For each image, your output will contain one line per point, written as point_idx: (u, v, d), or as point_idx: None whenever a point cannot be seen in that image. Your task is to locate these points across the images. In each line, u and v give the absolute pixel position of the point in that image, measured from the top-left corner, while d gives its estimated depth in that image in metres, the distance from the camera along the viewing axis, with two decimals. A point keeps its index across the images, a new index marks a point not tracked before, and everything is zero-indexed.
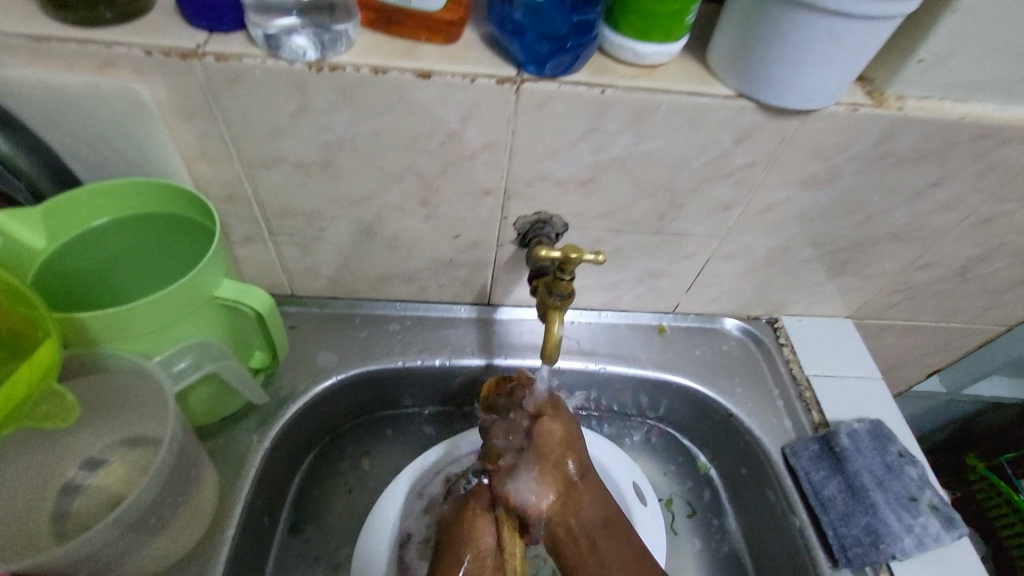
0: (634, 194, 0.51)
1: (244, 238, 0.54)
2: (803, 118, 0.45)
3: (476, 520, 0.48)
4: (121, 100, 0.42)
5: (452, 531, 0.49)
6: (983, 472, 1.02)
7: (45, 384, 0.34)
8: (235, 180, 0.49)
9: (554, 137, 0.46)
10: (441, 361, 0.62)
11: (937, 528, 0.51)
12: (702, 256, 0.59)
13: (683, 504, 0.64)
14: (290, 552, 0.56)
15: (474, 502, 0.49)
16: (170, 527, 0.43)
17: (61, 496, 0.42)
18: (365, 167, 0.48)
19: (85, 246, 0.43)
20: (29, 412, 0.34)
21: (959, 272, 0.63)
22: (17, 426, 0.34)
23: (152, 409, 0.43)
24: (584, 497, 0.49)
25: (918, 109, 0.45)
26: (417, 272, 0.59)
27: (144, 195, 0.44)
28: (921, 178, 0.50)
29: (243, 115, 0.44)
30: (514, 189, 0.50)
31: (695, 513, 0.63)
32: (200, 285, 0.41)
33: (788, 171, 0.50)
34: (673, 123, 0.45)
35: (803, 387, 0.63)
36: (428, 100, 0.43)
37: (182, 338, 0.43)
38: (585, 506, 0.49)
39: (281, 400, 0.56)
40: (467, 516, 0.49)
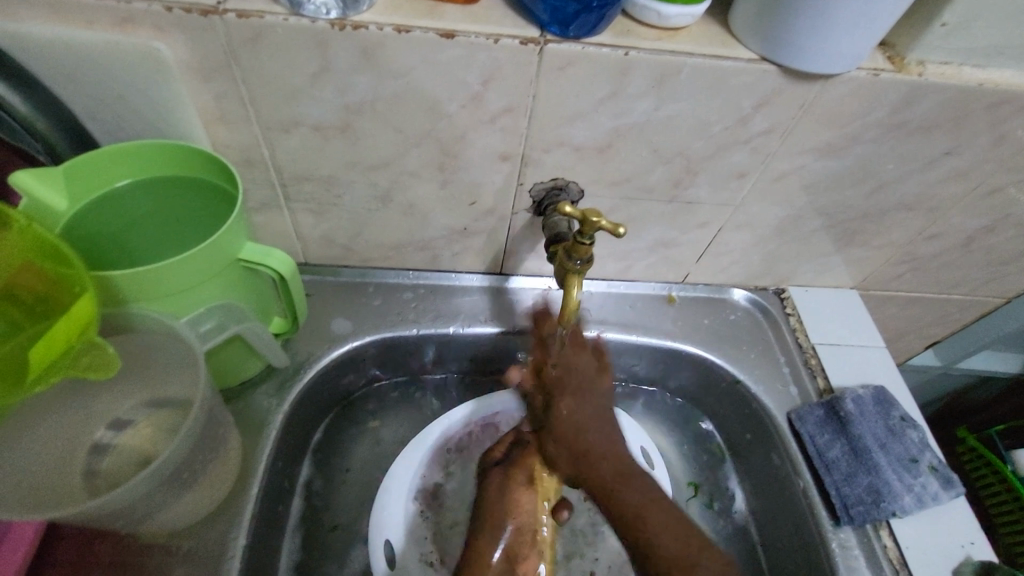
0: (651, 161, 0.51)
1: (260, 204, 0.54)
2: (824, 83, 0.45)
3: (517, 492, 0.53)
4: (140, 59, 0.41)
5: (494, 501, 0.53)
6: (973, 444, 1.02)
7: (84, 336, 0.36)
8: (252, 144, 0.48)
9: (575, 101, 0.46)
10: (454, 328, 0.62)
11: (936, 487, 0.53)
12: (714, 225, 0.59)
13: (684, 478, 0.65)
14: (308, 513, 0.57)
15: (516, 477, 0.54)
16: (198, 483, 0.44)
17: (91, 455, 0.43)
18: (384, 132, 0.48)
19: (106, 208, 0.43)
20: (73, 363, 0.36)
21: (965, 242, 0.64)
22: (63, 376, 0.36)
23: (180, 369, 0.44)
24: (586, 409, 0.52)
25: (939, 75, 0.45)
26: (431, 239, 0.59)
27: (164, 157, 0.44)
28: (935, 147, 0.51)
29: (262, 75, 0.43)
30: (532, 155, 0.50)
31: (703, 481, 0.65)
32: (225, 246, 0.41)
33: (805, 139, 0.50)
34: (695, 87, 0.45)
35: (809, 355, 0.64)
36: (450, 61, 0.43)
37: (207, 299, 0.43)
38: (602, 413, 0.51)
39: (298, 365, 0.57)
40: (511, 487, 0.54)
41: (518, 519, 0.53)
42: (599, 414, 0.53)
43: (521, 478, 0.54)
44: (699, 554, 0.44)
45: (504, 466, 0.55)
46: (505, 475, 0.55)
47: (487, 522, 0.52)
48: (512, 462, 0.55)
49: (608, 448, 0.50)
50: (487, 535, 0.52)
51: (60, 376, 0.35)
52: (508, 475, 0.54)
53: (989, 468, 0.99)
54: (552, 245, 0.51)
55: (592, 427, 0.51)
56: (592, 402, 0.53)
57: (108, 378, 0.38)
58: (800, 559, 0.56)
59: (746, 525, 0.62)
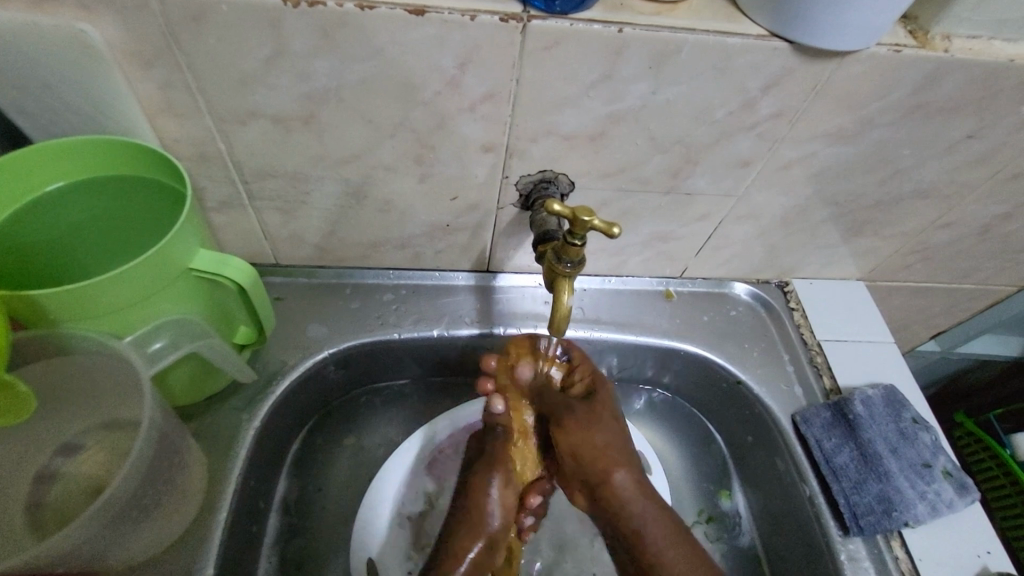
0: (648, 150, 0.47)
1: (220, 203, 0.49)
2: (839, 62, 0.41)
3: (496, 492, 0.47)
4: (67, 43, 0.36)
5: (472, 505, 0.47)
6: (971, 429, 0.99)
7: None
8: (206, 138, 0.43)
9: (564, 85, 0.41)
10: (438, 331, 0.58)
11: (951, 494, 0.50)
12: (716, 217, 0.55)
13: (693, 506, 0.61)
14: (286, 536, 0.54)
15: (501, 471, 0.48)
16: (156, 514, 0.41)
17: (34, 486, 0.39)
18: (352, 122, 0.43)
19: (38, 214, 0.39)
20: None
21: (980, 230, 0.60)
22: None
23: (128, 392, 0.40)
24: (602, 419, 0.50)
25: (965, 51, 0.41)
26: (411, 237, 0.55)
27: (103, 156, 0.39)
28: (956, 130, 0.47)
29: (209, 60, 0.38)
30: (517, 145, 0.46)
31: (702, 487, 0.62)
32: (172, 256, 0.37)
33: (816, 124, 0.45)
34: (696, 67, 0.40)
35: (815, 352, 0.61)
36: (422, 41, 0.38)
37: (156, 314, 0.39)
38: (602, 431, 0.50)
39: (270, 376, 0.53)
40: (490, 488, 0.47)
41: (504, 518, 0.47)
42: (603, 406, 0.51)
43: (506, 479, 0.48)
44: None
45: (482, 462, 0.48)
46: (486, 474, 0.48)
47: (456, 527, 0.46)
48: (487, 460, 0.49)
49: (630, 484, 0.49)
50: (456, 552, 0.45)
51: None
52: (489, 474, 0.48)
53: (990, 457, 0.95)
54: (539, 244, 0.47)
55: (602, 451, 0.49)
56: (602, 426, 0.50)
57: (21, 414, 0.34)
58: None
59: (749, 535, 0.59)
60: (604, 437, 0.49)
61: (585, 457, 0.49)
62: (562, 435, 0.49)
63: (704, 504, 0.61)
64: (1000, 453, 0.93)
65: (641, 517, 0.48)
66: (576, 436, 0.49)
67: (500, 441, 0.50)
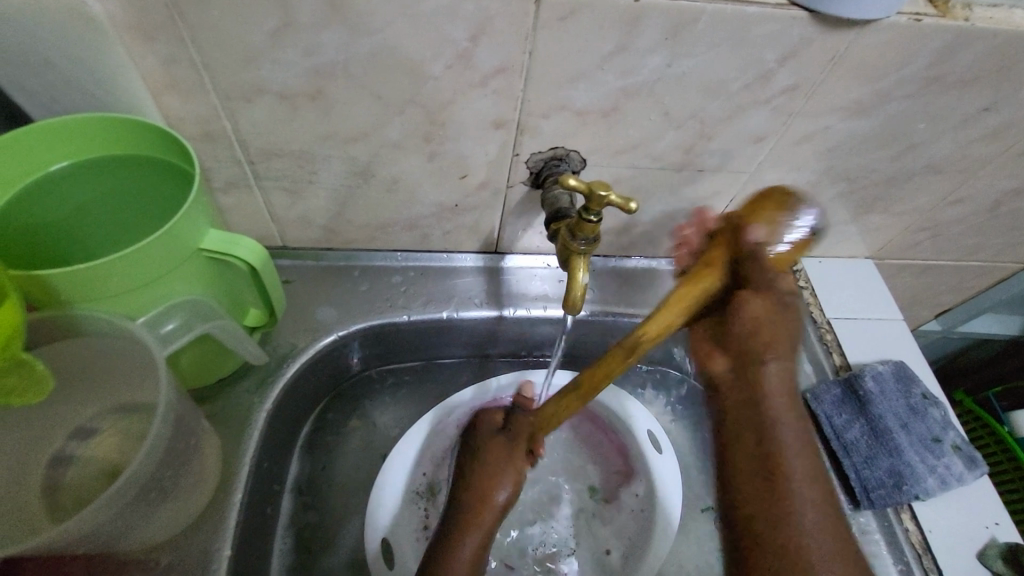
0: (661, 126, 0.46)
1: (226, 184, 0.48)
2: (859, 32, 0.40)
3: (494, 478, 0.49)
4: (68, 17, 0.35)
5: (480, 491, 0.49)
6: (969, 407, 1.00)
7: (12, 351, 0.30)
8: (211, 116, 0.42)
9: (577, 58, 0.40)
10: (447, 313, 0.58)
11: (960, 468, 0.51)
12: (728, 194, 0.54)
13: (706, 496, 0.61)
14: (300, 518, 0.54)
15: (507, 467, 0.50)
16: (172, 497, 0.41)
17: (50, 469, 0.39)
18: (361, 98, 0.42)
19: (45, 193, 0.38)
20: None
21: (990, 207, 0.60)
22: None
23: (142, 374, 0.39)
24: (791, 321, 0.45)
25: (986, 20, 0.40)
26: (420, 218, 0.54)
27: (108, 135, 0.39)
28: (972, 103, 0.46)
29: (215, 34, 0.37)
30: (528, 122, 0.45)
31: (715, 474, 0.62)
32: (182, 236, 0.36)
33: (831, 97, 0.45)
34: (713, 39, 0.40)
35: (825, 330, 0.61)
36: (432, 11, 0.37)
37: (168, 295, 0.38)
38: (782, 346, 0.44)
39: (280, 359, 0.53)
40: (501, 469, 0.50)
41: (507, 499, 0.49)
42: (775, 315, 0.45)
43: (513, 468, 0.50)
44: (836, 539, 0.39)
45: (477, 448, 0.51)
46: (507, 457, 0.50)
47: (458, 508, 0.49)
48: (483, 450, 0.51)
49: (782, 377, 0.44)
50: (460, 534, 0.47)
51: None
52: (502, 462, 0.50)
53: (988, 433, 0.94)
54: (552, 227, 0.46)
55: (773, 330, 0.44)
56: (772, 308, 0.45)
57: (33, 398, 0.33)
58: None
59: None
60: (780, 326, 0.45)
61: (759, 334, 0.44)
62: (752, 304, 0.44)
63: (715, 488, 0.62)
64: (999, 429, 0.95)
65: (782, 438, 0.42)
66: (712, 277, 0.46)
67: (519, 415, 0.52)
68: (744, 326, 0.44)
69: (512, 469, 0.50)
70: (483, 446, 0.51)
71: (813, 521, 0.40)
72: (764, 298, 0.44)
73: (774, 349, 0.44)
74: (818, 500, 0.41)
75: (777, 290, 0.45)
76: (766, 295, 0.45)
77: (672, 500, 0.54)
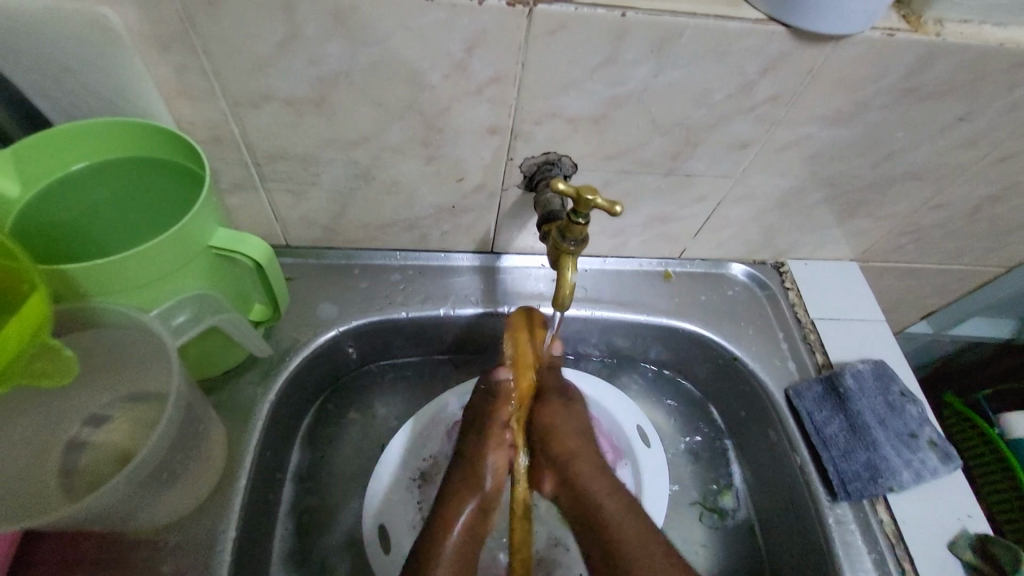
0: (649, 132, 0.48)
1: (233, 185, 0.50)
2: (835, 45, 0.42)
3: (476, 481, 0.53)
4: (88, 28, 0.37)
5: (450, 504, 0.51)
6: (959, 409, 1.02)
7: (40, 337, 0.32)
8: (220, 121, 0.45)
9: (567, 68, 0.42)
10: (444, 310, 0.60)
11: (934, 462, 0.53)
12: (715, 198, 0.56)
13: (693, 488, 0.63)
14: (301, 505, 0.56)
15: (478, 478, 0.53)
16: (181, 480, 0.43)
17: (66, 452, 0.41)
18: (362, 105, 0.44)
19: (65, 193, 0.40)
20: (24, 368, 0.32)
21: (970, 212, 0.62)
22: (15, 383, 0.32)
23: (154, 364, 0.42)
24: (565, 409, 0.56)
25: (957, 35, 0.42)
26: (418, 219, 0.56)
27: (123, 138, 0.41)
28: (947, 113, 0.48)
29: (225, 44, 0.39)
30: (521, 128, 0.47)
31: (705, 471, 0.64)
32: (194, 234, 0.38)
33: (811, 106, 0.47)
34: (696, 51, 0.42)
35: (808, 330, 0.63)
36: (430, 24, 0.39)
37: (179, 290, 0.40)
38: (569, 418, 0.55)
39: (283, 353, 0.55)
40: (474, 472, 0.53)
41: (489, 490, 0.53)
42: (560, 431, 0.55)
43: (493, 470, 0.53)
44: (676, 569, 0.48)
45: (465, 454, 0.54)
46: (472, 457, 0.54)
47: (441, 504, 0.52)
48: (471, 454, 0.54)
49: (594, 473, 0.53)
50: (445, 533, 0.49)
51: (15, 381, 0.32)
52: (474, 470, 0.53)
53: (981, 438, 0.96)
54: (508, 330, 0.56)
55: (568, 437, 0.55)
56: (575, 414, 0.56)
57: (62, 381, 0.35)
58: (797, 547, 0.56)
59: (746, 513, 0.62)
60: (573, 428, 0.55)
61: (553, 441, 0.55)
62: (543, 414, 0.56)
63: (701, 481, 0.64)
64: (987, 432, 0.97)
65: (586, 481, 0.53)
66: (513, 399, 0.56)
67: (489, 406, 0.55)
68: (539, 439, 0.55)
69: (488, 471, 0.53)
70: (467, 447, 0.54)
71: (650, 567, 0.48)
72: (551, 409, 0.56)
73: (576, 453, 0.54)
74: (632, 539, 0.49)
75: (567, 409, 0.56)
76: (566, 403, 0.56)
77: (656, 487, 0.57)
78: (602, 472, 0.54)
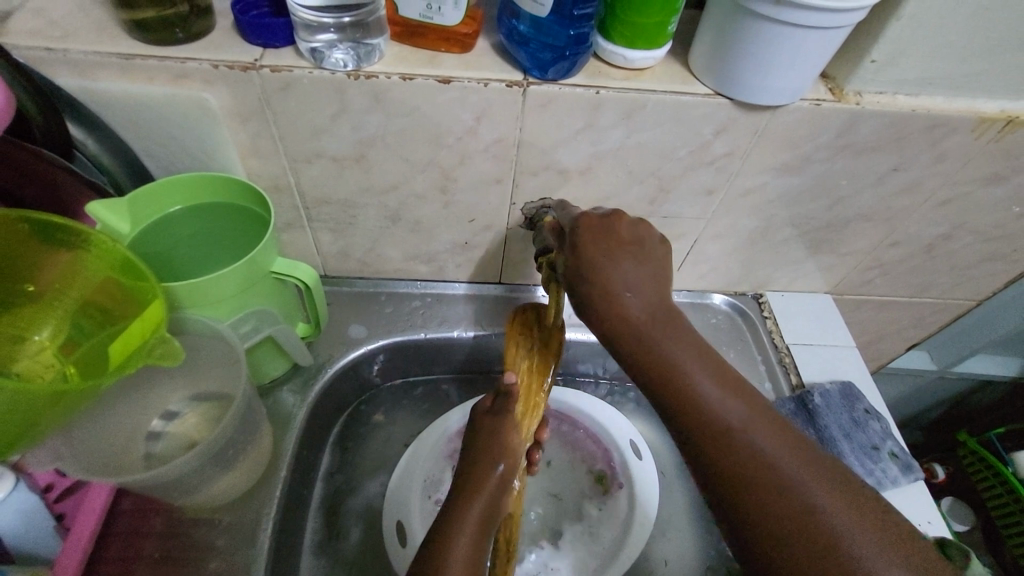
0: (627, 181, 0.58)
1: (287, 224, 0.62)
2: (774, 112, 0.51)
3: (477, 533, 0.43)
4: (192, 106, 0.50)
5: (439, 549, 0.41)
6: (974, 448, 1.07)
7: (159, 332, 0.42)
8: (282, 174, 0.56)
9: (557, 132, 0.53)
10: (458, 332, 0.69)
11: (895, 472, 0.59)
12: (690, 236, 0.66)
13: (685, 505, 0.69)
14: (329, 502, 0.64)
15: (467, 518, 0.43)
16: (240, 462, 0.52)
17: (147, 441, 0.50)
18: (394, 161, 0.56)
19: (164, 231, 0.51)
20: (148, 352, 0.42)
21: (926, 249, 0.69)
22: (140, 363, 0.42)
23: (224, 367, 0.52)
24: (611, 246, 0.44)
25: (874, 103, 0.51)
26: (436, 253, 0.67)
27: (209, 188, 0.52)
28: (882, 165, 0.57)
29: (291, 117, 0.51)
30: (521, 177, 0.57)
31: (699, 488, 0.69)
32: (262, 262, 0.49)
33: (761, 161, 0.56)
34: (660, 118, 0.52)
35: (784, 354, 0.70)
36: (448, 102, 0.50)
37: (248, 307, 0.51)
38: (612, 253, 0.43)
39: (320, 366, 0.64)
40: (459, 513, 0.44)
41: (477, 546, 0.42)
42: (625, 252, 0.44)
43: (485, 449, 0.50)
44: (806, 459, 0.39)
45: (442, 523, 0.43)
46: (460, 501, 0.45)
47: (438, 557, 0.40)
48: (450, 518, 0.43)
49: (648, 310, 0.42)
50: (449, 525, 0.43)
51: (138, 364, 0.42)
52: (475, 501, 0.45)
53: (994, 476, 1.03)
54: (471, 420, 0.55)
55: (619, 261, 0.43)
56: (625, 232, 0.45)
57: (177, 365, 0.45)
58: None
59: None
60: (627, 251, 0.44)
61: (607, 267, 0.43)
62: (575, 256, 0.44)
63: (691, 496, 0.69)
64: (1001, 470, 1.02)
65: (665, 356, 0.41)
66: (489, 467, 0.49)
67: (510, 397, 0.56)
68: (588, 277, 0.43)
69: (495, 457, 0.50)
70: (466, 509, 0.44)
71: (793, 460, 0.38)
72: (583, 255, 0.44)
73: (632, 286, 0.42)
74: (749, 422, 0.40)
75: (613, 237, 0.44)
76: (596, 225, 0.45)
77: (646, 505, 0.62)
78: (663, 317, 0.42)
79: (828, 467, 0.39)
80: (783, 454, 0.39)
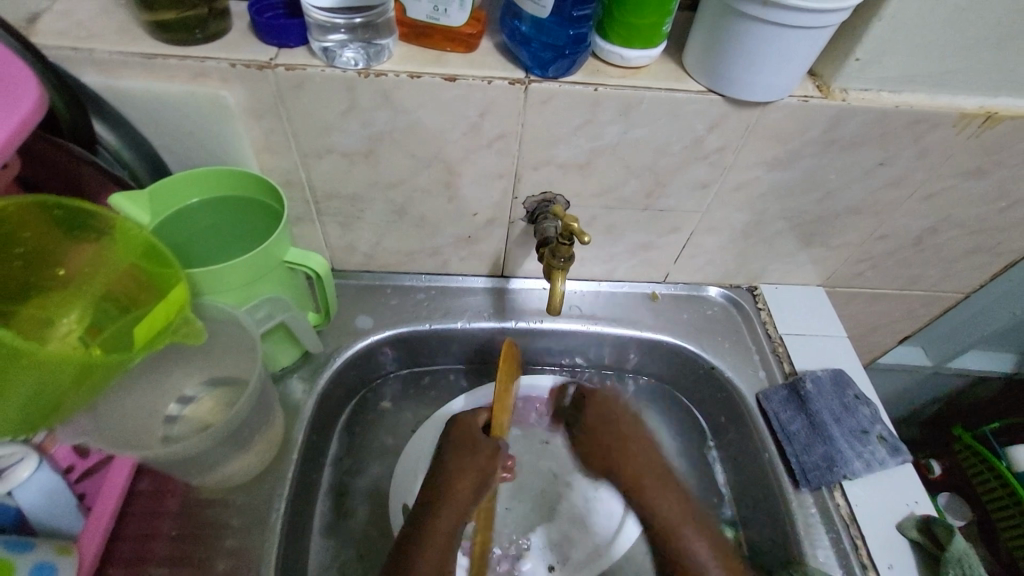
0: (625, 175, 0.60)
1: (297, 218, 0.64)
2: (764, 108, 0.54)
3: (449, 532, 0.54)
4: (210, 103, 0.52)
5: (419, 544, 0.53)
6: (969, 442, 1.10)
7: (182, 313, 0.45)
8: (293, 169, 0.59)
9: (557, 128, 0.56)
10: (461, 323, 0.72)
11: (884, 454, 0.61)
12: (686, 230, 0.68)
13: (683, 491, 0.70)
14: (336, 487, 0.66)
15: (444, 518, 0.55)
16: (254, 444, 0.55)
17: (164, 423, 0.52)
18: (401, 156, 0.58)
19: (182, 222, 0.54)
20: (173, 331, 0.44)
21: (913, 242, 0.72)
22: (165, 341, 0.44)
23: (239, 353, 0.54)
24: (611, 405, 0.68)
25: (860, 100, 0.54)
26: (440, 246, 0.69)
27: (224, 182, 0.54)
28: (869, 159, 0.59)
29: (304, 114, 0.54)
30: (522, 171, 0.60)
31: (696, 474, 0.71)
32: (276, 250, 0.51)
33: (752, 155, 0.59)
34: (655, 114, 0.55)
35: (777, 344, 0.72)
36: (453, 99, 0.53)
37: (261, 293, 0.53)
38: (612, 408, 0.68)
39: (329, 355, 0.67)
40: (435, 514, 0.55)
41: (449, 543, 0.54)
42: (620, 421, 0.66)
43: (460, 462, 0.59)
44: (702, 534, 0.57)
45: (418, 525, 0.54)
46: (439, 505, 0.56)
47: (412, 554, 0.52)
48: (424, 524, 0.54)
49: (644, 459, 0.62)
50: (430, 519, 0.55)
51: (163, 343, 0.44)
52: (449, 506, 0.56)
53: (988, 469, 1.05)
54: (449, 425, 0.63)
55: (625, 425, 0.66)
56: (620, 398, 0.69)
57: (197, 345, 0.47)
58: (770, 537, 0.63)
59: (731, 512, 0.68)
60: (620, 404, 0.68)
61: (603, 423, 0.66)
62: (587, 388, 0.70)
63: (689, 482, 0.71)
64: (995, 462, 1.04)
65: (644, 489, 0.60)
66: (467, 479, 0.58)
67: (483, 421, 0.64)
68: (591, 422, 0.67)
69: (474, 471, 0.58)
70: (442, 509, 0.55)
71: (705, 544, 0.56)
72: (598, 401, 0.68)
73: (623, 454, 0.63)
74: (676, 501, 0.59)
75: (608, 401, 0.68)
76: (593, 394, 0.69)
77: None
78: (660, 470, 0.61)
79: (727, 551, 0.57)
80: (701, 531, 0.57)
